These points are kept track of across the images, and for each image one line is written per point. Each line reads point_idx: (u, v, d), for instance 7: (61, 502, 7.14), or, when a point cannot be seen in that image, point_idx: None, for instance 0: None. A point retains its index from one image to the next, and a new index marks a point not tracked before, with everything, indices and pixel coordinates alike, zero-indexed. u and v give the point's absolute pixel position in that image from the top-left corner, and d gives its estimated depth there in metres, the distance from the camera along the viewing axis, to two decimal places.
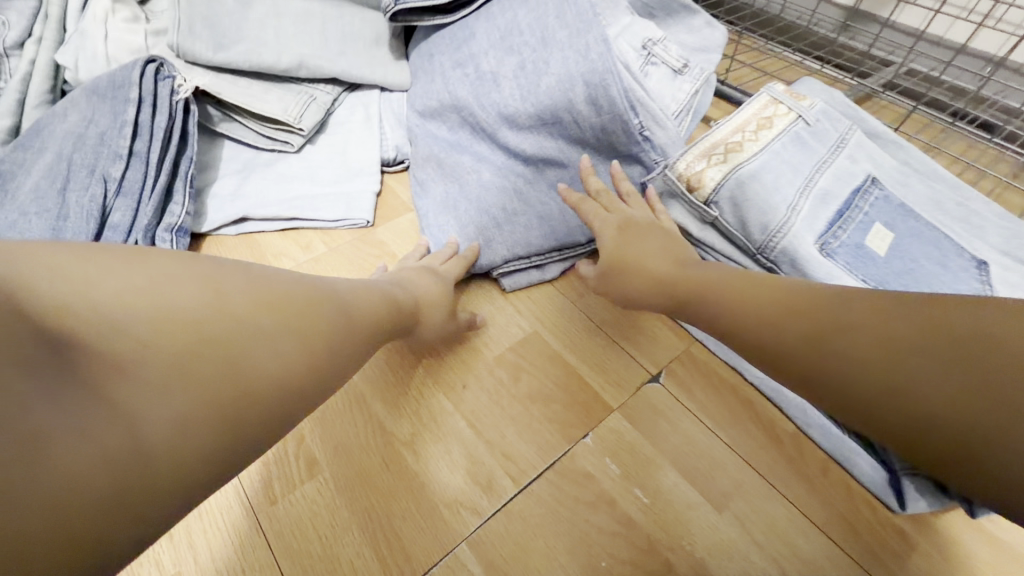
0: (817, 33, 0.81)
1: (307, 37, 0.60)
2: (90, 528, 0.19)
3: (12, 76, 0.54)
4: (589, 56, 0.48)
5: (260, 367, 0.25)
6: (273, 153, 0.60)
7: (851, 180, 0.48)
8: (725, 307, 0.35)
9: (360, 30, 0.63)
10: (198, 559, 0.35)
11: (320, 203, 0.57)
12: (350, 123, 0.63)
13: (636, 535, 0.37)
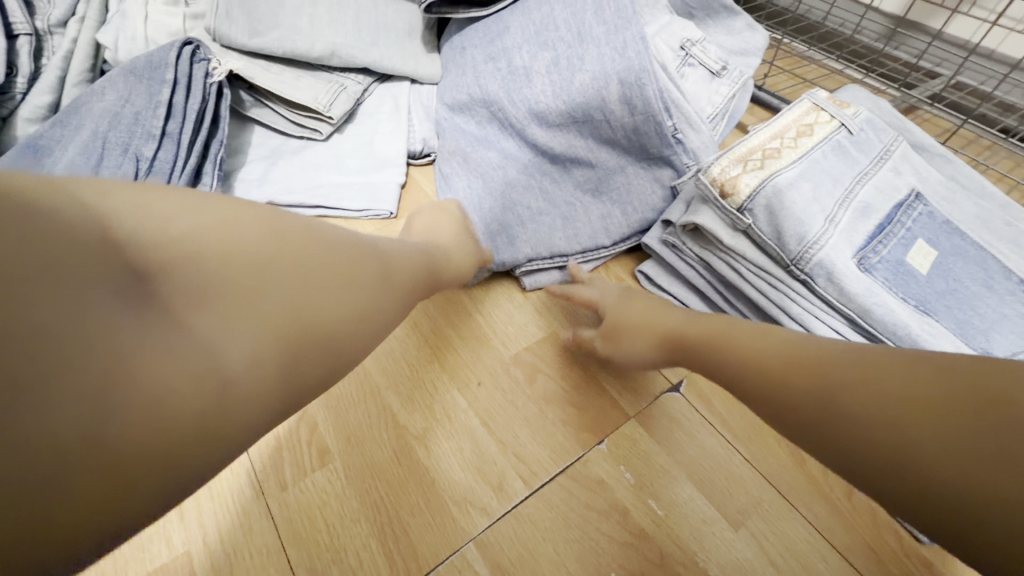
0: (860, 42, 0.78)
1: (341, 26, 0.60)
2: (168, 454, 0.19)
3: (53, 54, 0.55)
4: (626, 54, 0.47)
5: (325, 309, 0.25)
6: (301, 141, 0.60)
7: (893, 194, 0.46)
8: (730, 359, 0.31)
9: (394, 21, 0.63)
10: (207, 540, 0.35)
11: (345, 193, 0.56)
12: (379, 113, 0.63)
13: (648, 548, 0.36)
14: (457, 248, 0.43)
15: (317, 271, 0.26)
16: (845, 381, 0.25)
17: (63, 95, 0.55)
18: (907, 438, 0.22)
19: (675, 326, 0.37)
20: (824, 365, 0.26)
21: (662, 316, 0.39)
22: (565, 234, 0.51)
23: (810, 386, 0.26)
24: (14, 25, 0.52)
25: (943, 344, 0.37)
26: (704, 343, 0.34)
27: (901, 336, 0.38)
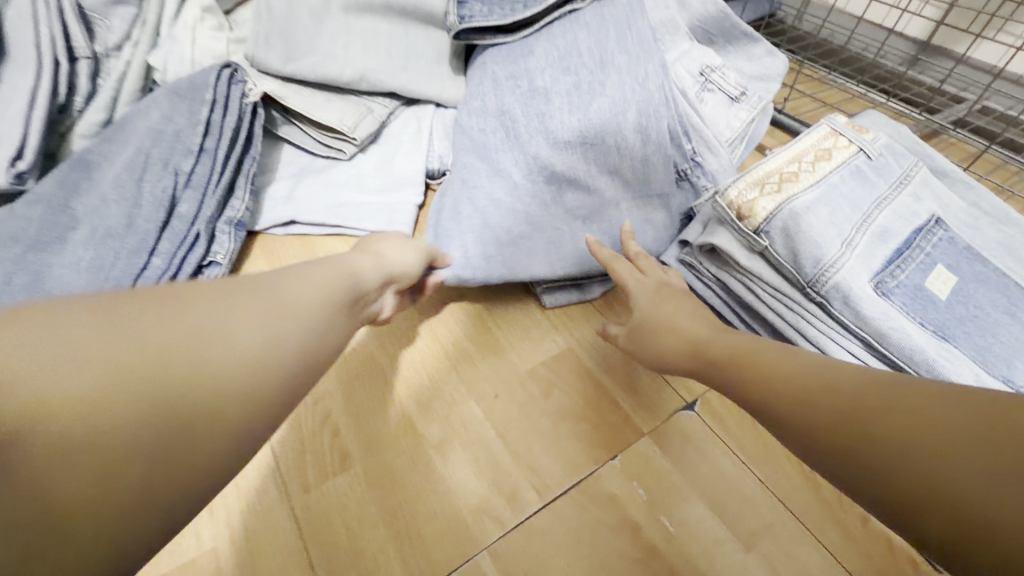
0: (884, 66, 0.78)
1: (371, 53, 0.63)
2: (128, 542, 0.20)
3: (108, 75, 0.59)
4: (646, 85, 0.49)
5: (244, 361, 0.24)
6: (327, 160, 0.64)
7: (913, 220, 0.46)
8: (756, 384, 0.31)
9: (423, 48, 0.65)
10: (233, 535, 0.37)
11: (364, 213, 0.59)
12: (402, 136, 0.66)
13: (658, 565, 0.36)
14: (407, 262, 0.41)
15: (227, 328, 0.24)
16: (873, 417, 0.24)
17: (116, 112, 0.59)
18: (931, 472, 0.21)
19: (707, 338, 0.37)
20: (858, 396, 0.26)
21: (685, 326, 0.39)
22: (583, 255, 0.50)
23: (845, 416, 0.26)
24: (77, 49, 0.56)
25: (961, 370, 0.37)
26: (731, 364, 0.34)
27: (917, 361, 0.38)
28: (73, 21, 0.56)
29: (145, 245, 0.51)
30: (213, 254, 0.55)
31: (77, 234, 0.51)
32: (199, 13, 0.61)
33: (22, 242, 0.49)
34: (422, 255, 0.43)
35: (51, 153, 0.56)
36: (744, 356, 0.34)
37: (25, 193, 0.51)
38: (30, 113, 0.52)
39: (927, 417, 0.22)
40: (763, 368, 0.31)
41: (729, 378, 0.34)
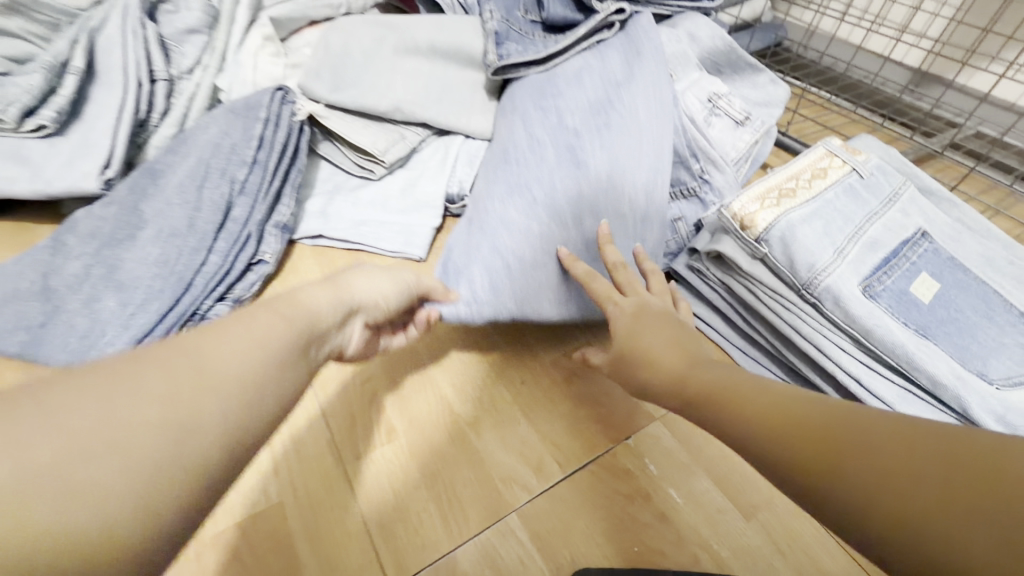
0: (884, 93, 0.84)
1: (413, 89, 0.68)
2: None
3: (180, 95, 0.66)
4: (660, 147, 0.55)
5: (176, 435, 0.24)
6: (360, 179, 0.67)
7: (901, 232, 0.51)
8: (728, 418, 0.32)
9: (459, 86, 0.70)
10: (295, 493, 0.42)
11: (383, 233, 0.62)
12: (429, 161, 0.69)
13: (668, 529, 0.41)
14: (374, 300, 0.41)
15: (159, 406, 0.24)
16: (840, 452, 0.26)
17: (185, 126, 0.66)
18: (893, 497, 0.23)
19: (684, 373, 0.36)
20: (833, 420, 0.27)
21: (664, 359, 0.38)
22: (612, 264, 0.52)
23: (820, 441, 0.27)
24: (156, 72, 0.64)
25: (939, 363, 0.42)
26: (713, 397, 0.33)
27: (898, 354, 0.43)
28: (155, 49, 0.64)
29: (205, 244, 0.55)
30: (262, 253, 0.59)
31: (145, 233, 0.56)
32: (262, 41, 0.69)
33: (99, 239, 0.55)
34: (397, 290, 0.43)
35: (129, 161, 0.63)
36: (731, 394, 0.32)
37: (105, 196, 0.57)
38: (116, 127, 0.59)
39: (900, 450, 0.24)
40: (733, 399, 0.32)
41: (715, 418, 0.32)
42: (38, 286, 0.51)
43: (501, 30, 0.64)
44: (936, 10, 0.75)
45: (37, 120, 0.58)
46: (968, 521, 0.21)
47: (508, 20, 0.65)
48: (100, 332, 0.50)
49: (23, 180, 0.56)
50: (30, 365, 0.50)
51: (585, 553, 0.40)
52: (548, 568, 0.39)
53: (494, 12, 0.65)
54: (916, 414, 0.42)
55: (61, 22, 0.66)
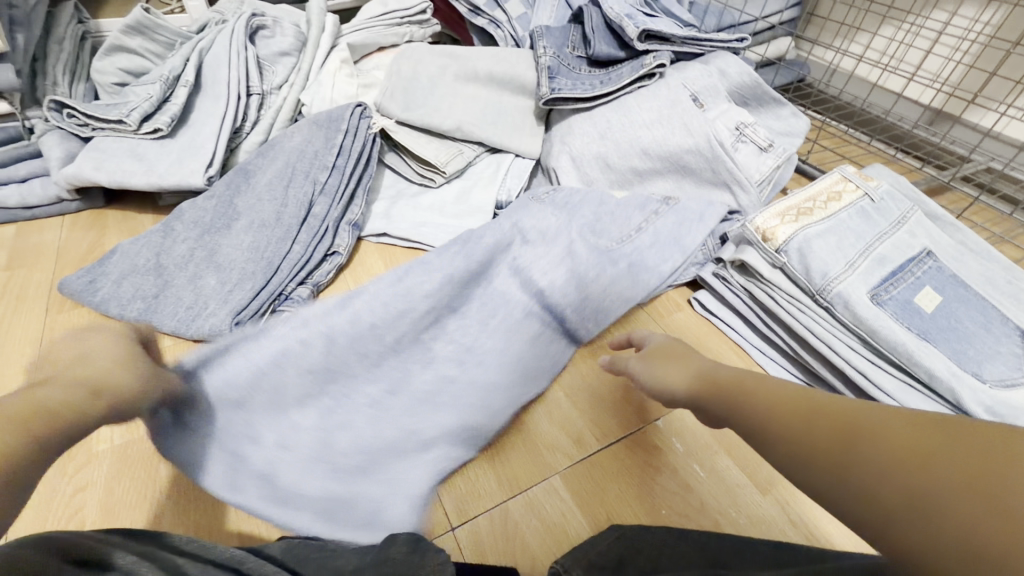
0: (900, 128, 0.91)
1: (471, 111, 0.76)
2: None
3: (269, 108, 0.76)
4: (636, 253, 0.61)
5: None
6: (420, 187, 0.76)
7: (907, 250, 0.57)
8: (751, 408, 0.32)
9: (511, 110, 0.78)
10: None
11: (441, 234, 0.70)
12: (483, 174, 0.77)
13: (692, 496, 0.47)
14: (121, 380, 0.32)
15: None
16: (854, 438, 0.26)
17: (270, 135, 0.75)
18: (901, 481, 0.23)
19: (704, 372, 0.37)
20: (841, 418, 0.27)
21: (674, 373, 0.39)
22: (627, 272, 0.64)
23: (829, 441, 0.27)
24: (253, 88, 0.74)
25: (936, 360, 0.48)
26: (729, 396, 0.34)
27: (901, 352, 0.49)
28: (253, 68, 0.74)
29: (290, 234, 0.64)
30: (336, 246, 0.66)
31: (239, 223, 0.64)
32: (339, 64, 0.79)
33: (201, 227, 0.64)
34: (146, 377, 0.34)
35: (224, 163, 0.72)
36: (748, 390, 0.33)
37: (207, 191, 0.66)
38: (218, 132, 0.69)
39: (910, 443, 0.24)
40: (757, 392, 0.32)
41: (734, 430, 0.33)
42: (152, 264, 0.60)
43: (553, 65, 0.73)
44: (949, 55, 0.81)
45: (154, 124, 0.68)
46: (981, 510, 0.21)
47: (559, 56, 0.74)
48: (203, 304, 0.58)
49: (139, 174, 0.66)
50: (143, 330, 0.58)
51: (617, 512, 0.46)
52: (587, 522, 0.45)
53: (546, 48, 0.74)
54: (914, 405, 0.47)
55: (176, 43, 0.78)
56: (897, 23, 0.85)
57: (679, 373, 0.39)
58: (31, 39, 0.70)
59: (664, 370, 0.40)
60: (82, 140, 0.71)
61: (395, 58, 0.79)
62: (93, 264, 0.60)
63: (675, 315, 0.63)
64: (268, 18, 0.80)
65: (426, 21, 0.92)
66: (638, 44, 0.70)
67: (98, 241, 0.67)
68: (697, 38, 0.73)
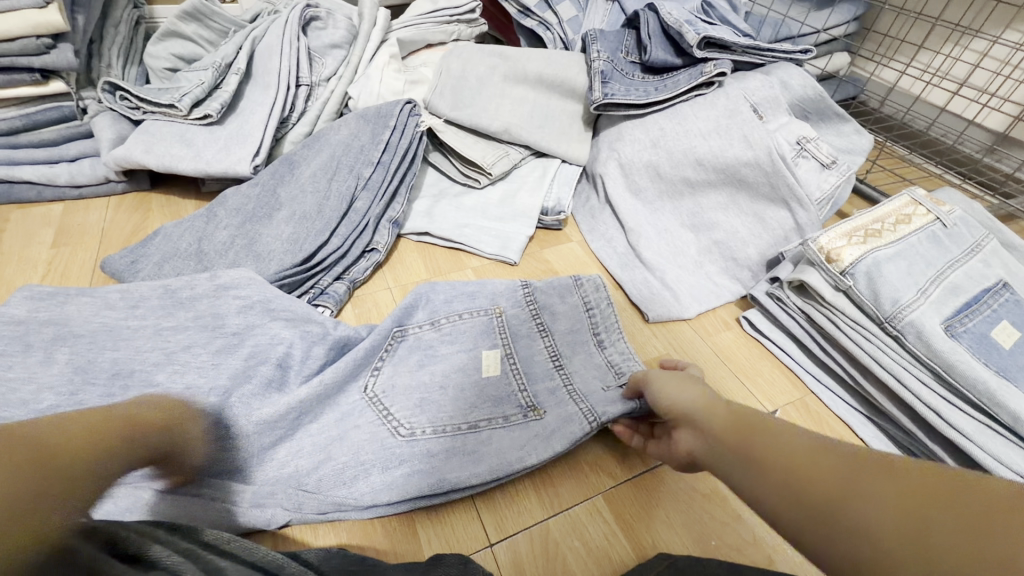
0: (962, 152, 0.86)
1: (518, 113, 0.75)
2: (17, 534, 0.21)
3: (316, 99, 0.75)
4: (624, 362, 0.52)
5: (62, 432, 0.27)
6: (464, 186, 0.75)
7: (982, 281, 0.53)
8: (749, 459, 0.30)
9: (558, 115, 0.77)
10: None
11: (483, 237, 0.68)
12: (528, 177, 0.75)
13: (743, 529, 0.44)
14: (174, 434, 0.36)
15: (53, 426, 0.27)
16: (853, 497, 0.25)
17: (315, 127, 0.75)
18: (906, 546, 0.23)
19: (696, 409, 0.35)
20: (837, 483, 0.26)
21: (674, 401, 0.38)
22: (668, 296, 0.62)
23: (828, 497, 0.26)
24: (302, 79, 0.74)
25: (1021, 402, 0.44)
26: (732, 437, 0.32)
27: (979, 389, 0.45)
28: (304, 59, 0.74)
29: (330, 227, 0.62)
30: (375, 243, 0.65)
31: (280, 213, 0.64)
32: (388, 59, 0.78)
33: (243, 214, 0.63)
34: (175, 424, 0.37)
35: (269, 153, 0.71)
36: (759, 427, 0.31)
37: (252, 179, 0.66)
38: (267, 121, 0.68)
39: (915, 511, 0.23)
40: (755, 440, 0.30)
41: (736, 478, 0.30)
42: (194, 249, 0.60)
43: (606, 70, 0.71)
44: (1021, 77, 0.77)
45: (204, 110, 0.68)
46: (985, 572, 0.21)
47: (613, 60, 0.73)
48: None
49: (187, 160, 0.66)
50: None
51: (663, 539, 0.43)
52: (631, 547, 0.42)
53: (600, 52, 0.73)
54: (997, 450, 0.43)
55: (228, 31, 0.78)
56: (965, 42, 0.81)
57: (688, 400, 0.37)
58: (90, 21, 0.70)
59: (674, 395, 0.38)
60: (132, 123, 0.72)
61: (445, 55, 0.78)
62: (136, 245, 0.61)
63: (722, 334, 0.60)
64: (321, 10, 0.80)
65: (476, 20, 0.91)
66: (697, 51, 0.68)
67: (141, 224, 0.67)
68: (759, 48, 0.70)
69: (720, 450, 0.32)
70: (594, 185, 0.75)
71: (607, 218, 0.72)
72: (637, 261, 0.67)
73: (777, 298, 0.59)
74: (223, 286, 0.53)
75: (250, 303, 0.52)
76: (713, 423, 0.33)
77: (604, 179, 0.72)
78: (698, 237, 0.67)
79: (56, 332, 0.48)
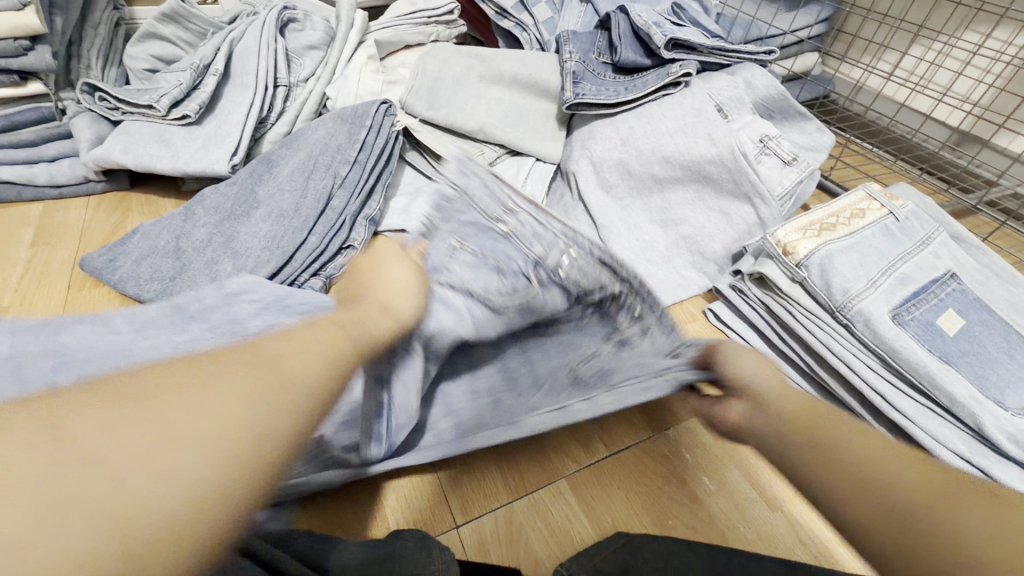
0: (924, 149, 0.89)
1: (492, 112, 0.77)
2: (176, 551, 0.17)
3: (295, 100, 0.77)
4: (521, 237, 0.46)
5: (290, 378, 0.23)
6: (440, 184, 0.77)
7: (931, 272, 0.56)
8: (818, 445, 0.29)
9: (533, 113, 0.78)
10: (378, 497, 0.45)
11: None
12: (503, 175, 0.77)
13: (699, 509, 0.46)
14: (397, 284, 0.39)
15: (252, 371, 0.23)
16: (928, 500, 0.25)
17: (294, 127, 0.76)
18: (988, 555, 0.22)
19: (778, 395, 0.34)
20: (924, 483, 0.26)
21: (754, 376, 0.36)
22: None
23: (914, 491, 0.25)
24: (280, 79, 0.75)
25: (958, 385, 0.47)
26: (801, 429, 0.31)
27: (921, 374, 0.48)
28: (281, 60, 0.75)
29: (307, 225, 0.63)
30: (352, 239, 0.66)
31: (258, 211, 0.65)
32: (366, 60, 0.80)
33: (221, 213, 0.64)
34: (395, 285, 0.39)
35: (248, 152, 0.73)
36: (829, 420, 0.31)
37: (230, 178, 0.67)
38: (245, 121, 0.69)
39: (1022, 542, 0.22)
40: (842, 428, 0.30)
41: (780, 443, 0.32)
42: (172, 247, 0.61)
43: (578, 70, 0.74)
44: (981, 76, 0.80)
45: (183, 110, 0.69)
46: None
47: (584, 61, 0.75)
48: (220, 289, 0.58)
49: (166, 159, 0.67)
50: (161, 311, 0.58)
51: (623, 519, 0.45)
52: (592, 526, 0.44)
53: (572, 53, 0.75)
54: (935, 429, 0.46)
55: (207, 32, 0.79)
56: (927, 43, 0.84)
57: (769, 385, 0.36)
58: (68, 22, 0.71)
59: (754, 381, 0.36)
60: (111, 124, 0.73)
61: (422, 56, 0.80)
62: (115, 243, 0.62)
63: (688, 324, 0.62)
64: (299, 12, 0.81)
65: (454, 21, 0.93)
66: (665, 52, 0.70)
67: (120, 223, 0.68)
68: (724, 49, 0.72)
69: (799, 427, 0.31)
70: (568, 182, 0.77)
71: (580, 214, 0.74)
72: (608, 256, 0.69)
73: (739, 288, 0.61)
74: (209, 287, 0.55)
75: (265, 304, 0.54)
76: (785, 413, 0.33)
77: (577, 177, 0.73)
78: (666, 232, 0.70)
79: (42, 330, 0.49)
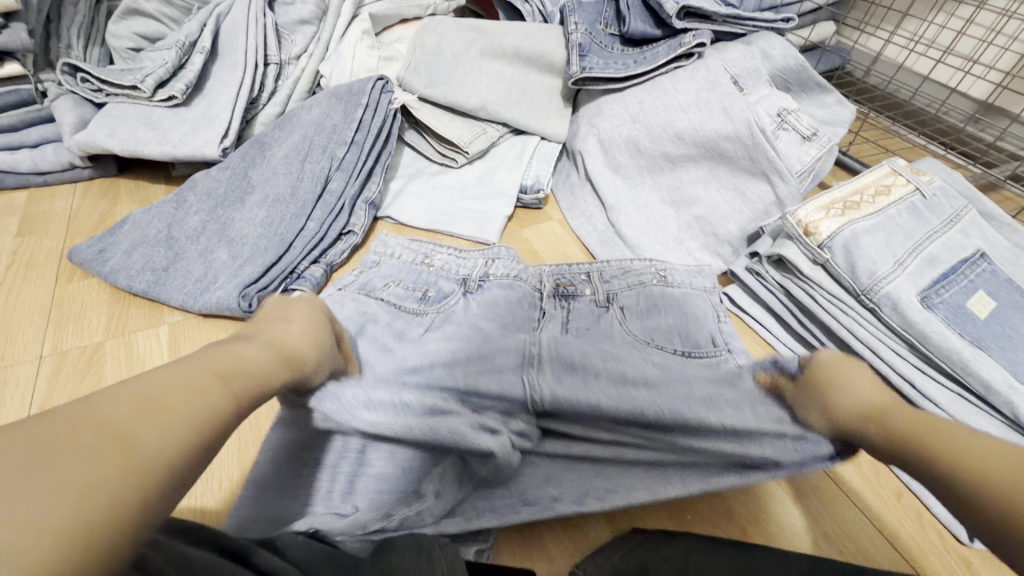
0: (945, 122, 0.86)
1: (495, 89, 0.73)
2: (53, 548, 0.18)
3: (287, 78, 0.73)
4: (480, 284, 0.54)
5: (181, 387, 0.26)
6: (441, 166, 0.74)
7: (959, 251, 0.53)
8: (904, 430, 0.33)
9: (536, 90, 0.75)
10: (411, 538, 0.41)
11: (460, 220, 0.67)
12: (506, 155, 0.74)
13: (719, 501, 0.44)
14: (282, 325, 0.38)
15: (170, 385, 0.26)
16: None
17: (287, 107, 0.73)
18: None
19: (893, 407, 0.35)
20: None
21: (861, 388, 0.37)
22: None
23: None
24: (271, 57, 0.71)
25: (991, 370, 0.44)
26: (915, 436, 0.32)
27: (953, 359, 0.45)
28: (272, 36, 0.71)
29: (305, 210, 0.61)
30: (352, 225, 0.63)
31: (253, 197, 0.62)
32: (360, 35, 0.76)
33: (214, 199, 0.62)
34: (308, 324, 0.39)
35: (239, 135, 0.69)
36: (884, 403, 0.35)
37: (222, 162, 0.64)
38: (235, 101, 0.66)
39: None
40: None
41: None
42: (163, 236, 0.58)
43: (584, 43, 0.70)
44: (1007, 44, 0.76)
45: (169, 91, 0.66)
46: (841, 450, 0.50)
47: (591, 32, 0.71)
48: (213, 278, 0.55)
49: (154, 143, 0.64)
50: (153, 303, 0.56)
51: (641, 515, 0.43)
52: (607, 523, 0.43)
53: (578, 24, 0.70)
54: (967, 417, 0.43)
55: (192, 7, 0.76)
56: (952, 9, 0.80)
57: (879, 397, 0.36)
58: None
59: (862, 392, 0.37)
60: (95, 106, 0.69)
61: (419, 30, 0.75)
62: (104, 233, 0.59)
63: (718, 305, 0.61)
64: None
65: None
66: (677, 21, 0.66)
67: (109, 212, 0.65)
68: (740, 17, 0.68)
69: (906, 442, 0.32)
70: (575, 162, 0.74)
71: (586, 194, 0.71)
72: (617, 237, 0.66)
73: (755, 270, 0.58)
74: (240, 283, 0.54)
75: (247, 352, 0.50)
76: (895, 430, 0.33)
77: (584, 156, 0.71)
78: (678, 212, 0.67)
79: None
